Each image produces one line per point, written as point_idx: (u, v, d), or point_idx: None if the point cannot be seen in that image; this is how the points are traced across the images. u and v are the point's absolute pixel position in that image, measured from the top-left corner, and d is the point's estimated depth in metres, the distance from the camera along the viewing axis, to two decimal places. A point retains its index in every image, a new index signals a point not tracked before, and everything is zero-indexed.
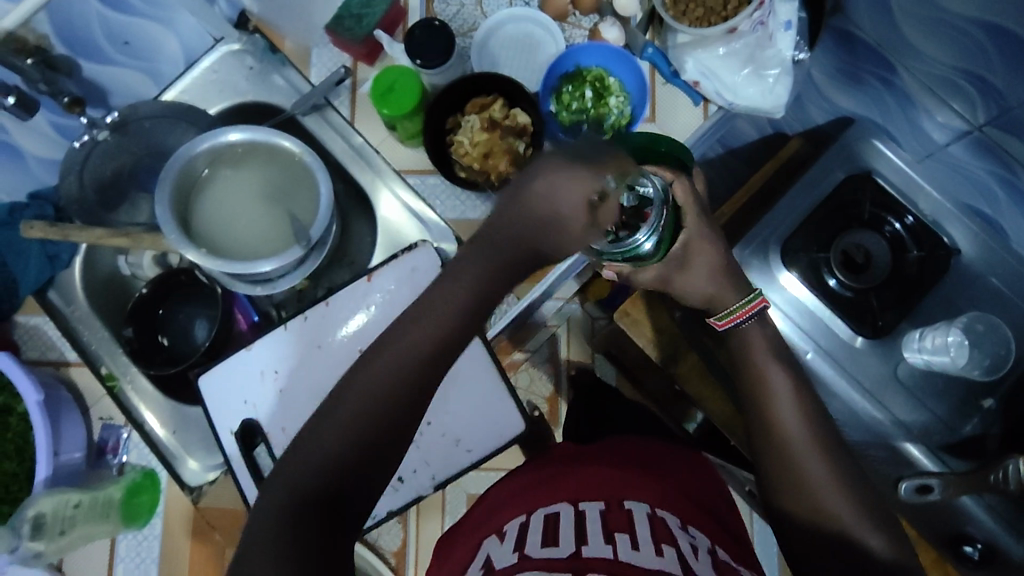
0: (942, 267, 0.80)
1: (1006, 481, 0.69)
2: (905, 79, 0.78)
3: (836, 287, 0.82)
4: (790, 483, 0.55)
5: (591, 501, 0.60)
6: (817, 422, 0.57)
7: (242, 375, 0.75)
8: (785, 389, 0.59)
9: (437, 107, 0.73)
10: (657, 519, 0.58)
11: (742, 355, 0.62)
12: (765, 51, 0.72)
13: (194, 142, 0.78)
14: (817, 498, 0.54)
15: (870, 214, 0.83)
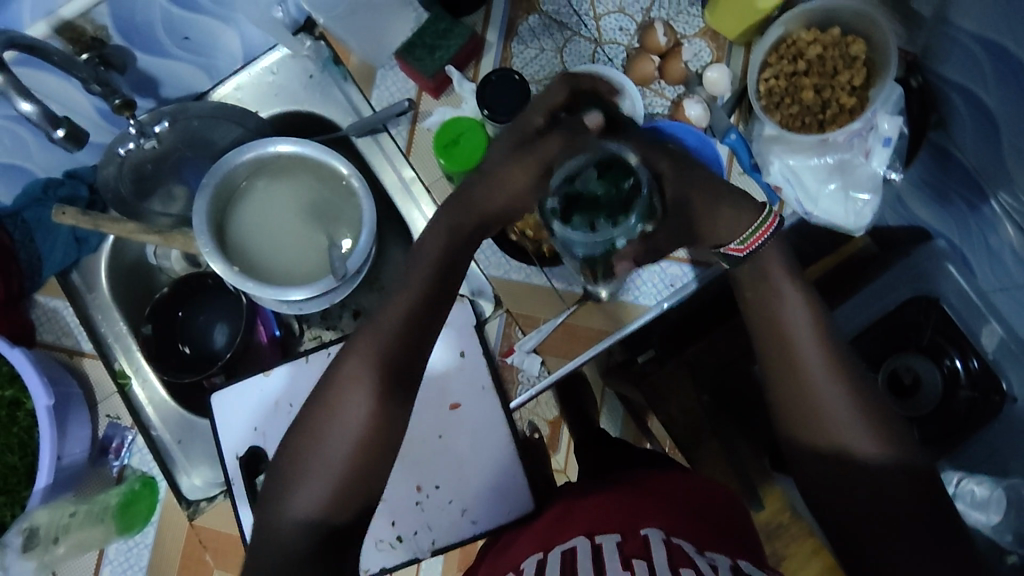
0: (991, 413, 0.76)
1: None
2: (996, 210, 0.71)
3: None
4: (801, 410, 0.52)
5: (606, 534, 0.57)
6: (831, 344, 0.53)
7: (256, 400, 0.74)
8: (801, 312, 0.53)
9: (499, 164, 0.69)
10: (674, 546, 0.53)
11: (757, 278, 0.55)
12: (854, 165, 0.67)
13: (240, 150, 0.75)
14: (823, 423, 0.51)
15: (930, 341, 0.79)
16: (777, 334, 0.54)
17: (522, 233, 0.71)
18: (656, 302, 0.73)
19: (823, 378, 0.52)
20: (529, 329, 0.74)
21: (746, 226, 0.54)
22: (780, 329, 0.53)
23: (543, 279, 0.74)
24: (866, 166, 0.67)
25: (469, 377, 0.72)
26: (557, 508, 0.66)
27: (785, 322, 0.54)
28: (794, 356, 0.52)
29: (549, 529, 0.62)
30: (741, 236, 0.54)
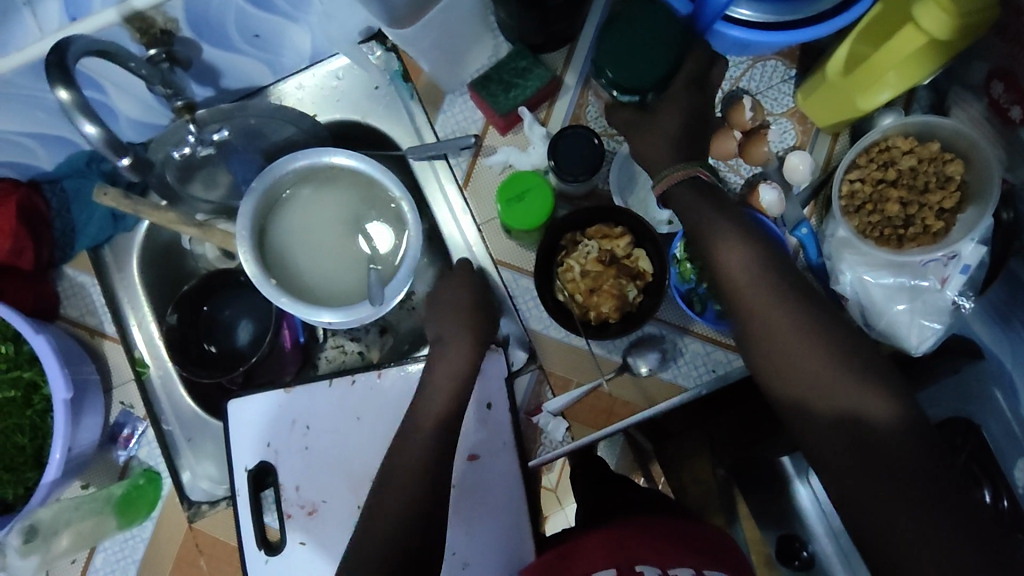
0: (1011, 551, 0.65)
1: None
2: None
3: None
4: (781, 366, 0.54)
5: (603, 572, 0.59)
6: (782, 282, 0.56)
7: (272, 415, 0.72)
8: (745, 257, 0.57)
9: (563, 224, 0.69)
10: None
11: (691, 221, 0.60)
12: (926, 290, 0.64)
13: (295, 156, 0.72)
14: (809, 376, 0.53)
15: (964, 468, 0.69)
16: (742, 280, 0.57)
17: (571, 295, 0.69)
18: (695, 388, 0.70)
19: (801, 324, 0.54)
20: (558, 392, 0.72)
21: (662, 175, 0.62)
22: (739, 270, 0.57)
23: (582, 343, 0.71)
24: (943, 291, 0.64)
25: (496, 425, 0.71)
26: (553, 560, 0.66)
27: (741, 252, 0.57)
28: (759, 314, 0.56)
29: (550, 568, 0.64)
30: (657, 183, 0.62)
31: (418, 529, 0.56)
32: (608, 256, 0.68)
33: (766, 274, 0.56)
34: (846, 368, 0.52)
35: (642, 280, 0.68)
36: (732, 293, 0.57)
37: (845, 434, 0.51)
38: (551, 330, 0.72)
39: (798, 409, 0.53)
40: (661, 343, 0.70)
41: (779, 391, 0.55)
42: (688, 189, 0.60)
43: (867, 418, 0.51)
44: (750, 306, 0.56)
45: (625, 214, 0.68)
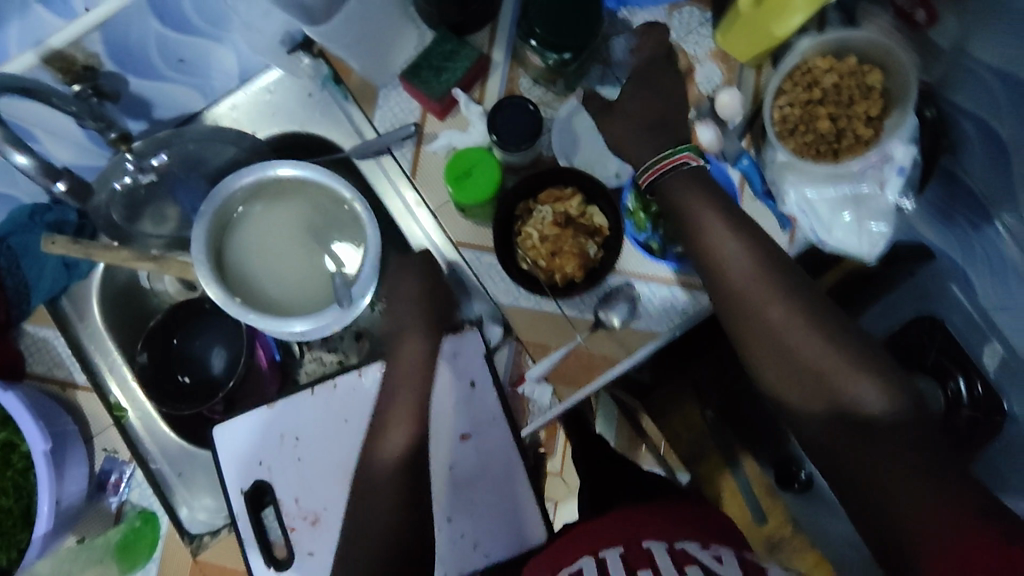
0: (992, 432, 0.70)
1: None
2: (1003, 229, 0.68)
3: None
4: (778, 361, 0.54)
5: (609, 548, 0.58)
6: (782, 273, 0.56)
7: (259, 432, 0.71)
8: (738, 254, 0.58)
9: (514, 194, 0.70)
10: (678, 552, 0.55)
11: (682, 213, 0.60)
12: (869, 197, 0.68)
13: (240, 173, 0.72)
14: (806, 368, 0.53)
15: (932, 361, 0.74)
16: (733, 276, 0.57)
17: (534, 262, 0.70)
18: (670, 330, 0.71)
19: (800, 319, 0.54)
20: (537, 358, 0.73)
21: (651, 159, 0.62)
22: (732, 266, 0.57)
23: (553, 306, 0.72)
24: (880, 192, 0.68)
25: (484, 402, 0.71)
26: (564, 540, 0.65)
27: (736, 251, 0.58)
28: (757, 312, 0.55)
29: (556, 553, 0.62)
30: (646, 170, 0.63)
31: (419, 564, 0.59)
32: (563, 217, 0.70)
33: (759, 274, 0.56)
34: (845, 363, 0.52)
35: (600, 236, 0.70)
36: (727, 289, 0.57)
37: (839, 424, 0.51)
38: (521, 301, 0.73)
39: (796, 400, 0.54)
40: (627, 294, 0.71)
41: (777, 388, 0.55)
42: (681, 180, 0.61)
43: (862, 407, 0.51)
44: (749, 305, 0.56)
45: (572, 174, 0.70)
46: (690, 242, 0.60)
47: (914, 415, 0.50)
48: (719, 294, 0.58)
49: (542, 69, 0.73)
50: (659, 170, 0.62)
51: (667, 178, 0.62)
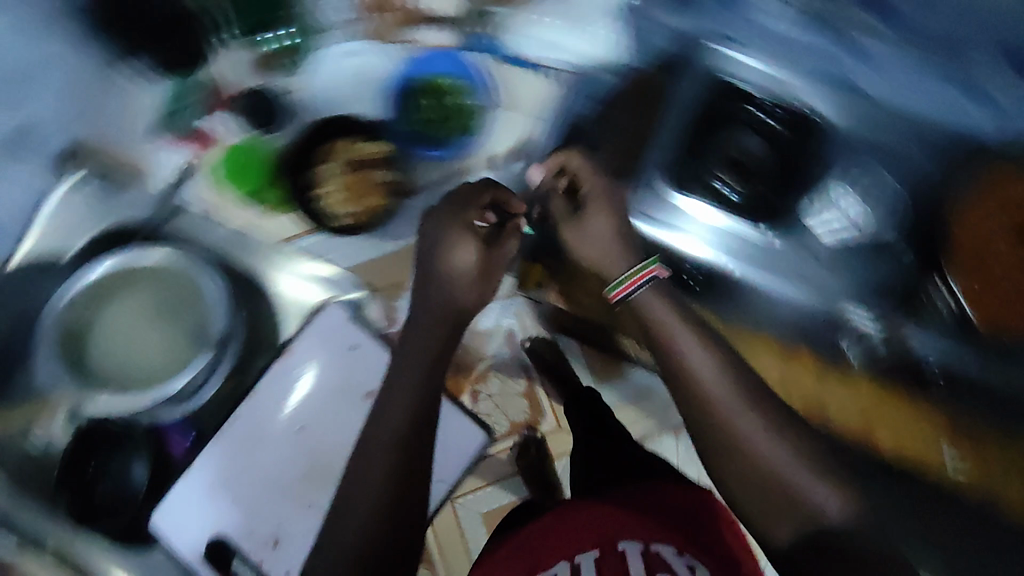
0: (812, 141, 0.78)
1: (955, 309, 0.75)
2: None
3: (723, 189, 0.80)
4: (742, 464, 0.59)
5: (585, 551, 0.58)
6: (743, 386, 0.62)
7: (191, 498, 0.70)
8: (707, 364, 0.63)
9: (292, 163, 0.72)
10: (651, 556, 0.57)
11: (641, 318, 0.68)
12: (587, 5, 0.78)
13: (64, 290, 0.72)
14: (765, 471, 0.58)
15: (742, 112, 0.78)
16: (717, 395, 0.61)
17: (343, 212, 0.72)
18: None
19: (753, 415, 0.60)
20: None
21: (621, 272, 0.68)
22: (709, 378, 0.62)
23: None
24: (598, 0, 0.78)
25: (374, 357, 0.72)
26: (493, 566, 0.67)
27: (708, 363, 0.63)
28: (716, 408, 0.61)
29: (531, 548, 0.63)
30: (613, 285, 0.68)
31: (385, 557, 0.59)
32: (347, 161, 0.72)
33: (679, 323, 0.66)
34: (803, 466, 0.58)
35: (389, 160, 0.74)
36: (682, 374, 0.63)
37: (807, 547, 0.56)
38: (358, 249, 0.77)
39: (770, 527, 0.58)
40: (442, 193, 0.77)
41: (722, 470, 0.61)
42: (651, 299, 0.67)
43: (826, 518, 0.56)
44: (716, 418, 0.61)
45: (345, 125, 0.76)
46: (642, 311, 0.67)
47: (863, 524, 0.56)
48: (665, 361, 0.65)
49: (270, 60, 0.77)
50: (631, 287, 0.67)
51: (641, 292, 0.68)
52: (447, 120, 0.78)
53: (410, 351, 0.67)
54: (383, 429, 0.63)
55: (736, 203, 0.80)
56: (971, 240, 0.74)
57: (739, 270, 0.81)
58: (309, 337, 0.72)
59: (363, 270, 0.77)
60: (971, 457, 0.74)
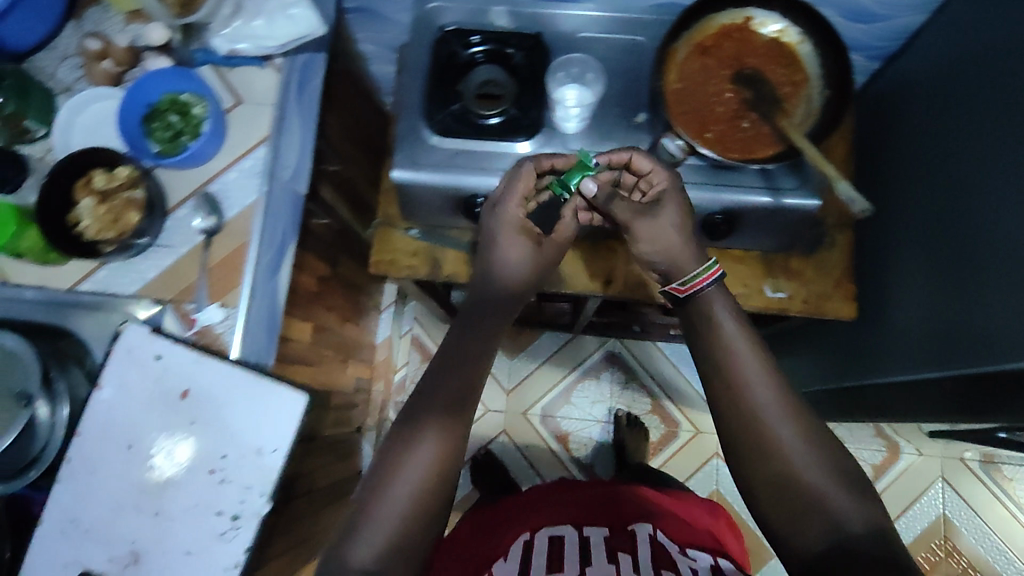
0: (541, 50, 0.92)
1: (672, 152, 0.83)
2: None
3: (496, 120, 0.91)
4: (772, 468, 0.65)
5: (593, 527, 0.87)
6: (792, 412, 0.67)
7: (50, 543, 0.73)
8: (763, 400, 0.68)
9: (44, 208, 0.74)
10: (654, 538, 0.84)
11: (731, 415, 0.69)
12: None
13: None
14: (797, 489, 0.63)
15: (466, 57, 0.93)
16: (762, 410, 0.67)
17: (111, 239, 0.77)
18: (259, 192, 0.81)
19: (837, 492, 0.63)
20: (193, 296, 0.79)
21: (693, 272, 0.77)
22: (762, 404, 0.67)
23: (172, 255, 0.80)
24: None
25: (178, 361, 0.75)
26: (482, 527, 1.00)
27: (765, 394, 0.68)
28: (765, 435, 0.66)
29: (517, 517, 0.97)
30: (682, 279, 0.77)
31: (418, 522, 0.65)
32: (99, 194, 0.76)
33: (753, 361, 0.70)
34: (839, 486, 0.63)
35: (137, 179, 0.77)
36: (736, 400, 0.69)
37: (833, 548, 0.59)
38: (147, 273, 0.80)
39: (794, 531, 0.62)
40: (207, 195, 0.80)
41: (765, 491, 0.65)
42: (718, 295, 0.76)
43: (848, 530, 0.60)
44: (758, 423, 0.67)
45: (93, 160, 0.78)
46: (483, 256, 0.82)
47: (853, 521, 0.60)
48: (728, 401, 0.69)
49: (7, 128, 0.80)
50: (701, 282, 0.76)
51: (709, 287, 0.76)
52: (196, 131, 0.82)
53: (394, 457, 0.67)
54: (438, 395, 0.70)
55: (496, 124, 0.91)
56: (675, 86, 0.85)
57: None
58: (115, 364, 0.75)
59: (156, 289, 0.80)
60: (798, 289, 0.94)
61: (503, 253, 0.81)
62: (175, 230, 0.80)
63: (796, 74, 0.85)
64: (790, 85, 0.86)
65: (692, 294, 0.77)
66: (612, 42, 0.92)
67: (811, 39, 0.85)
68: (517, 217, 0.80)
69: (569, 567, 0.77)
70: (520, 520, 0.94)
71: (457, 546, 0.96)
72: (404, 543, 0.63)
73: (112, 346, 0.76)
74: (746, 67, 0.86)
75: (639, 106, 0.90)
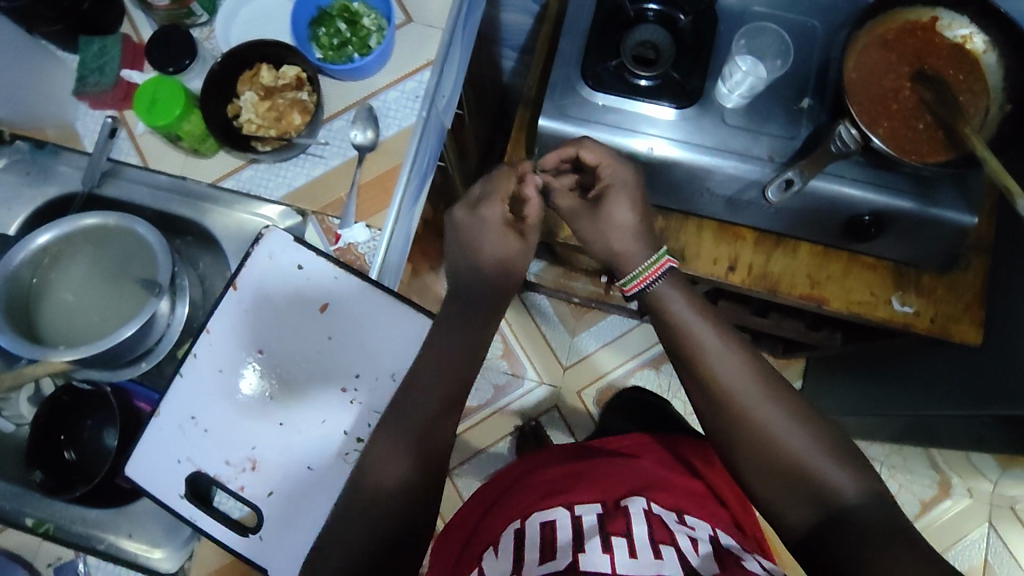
0: (713, 20, 0.88)
1: (846, 144, 0.77)
2: None
3: (647, 84, 0.87)
4: (763, 449, 0.62)
5: (587, 505, 0.69)
6: (768, 388, 0.65)
7: (165, 437, 0.71)
8: (743, 382, 0.65)
9: (209, 97, 0.72)
10: (653, 515, 0.67)
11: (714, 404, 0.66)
12: None
13: (6, 256, 0.73)
14: (789, 466, 0.61)
15: (634, 10, 0.88)
16: (738, 391, 0.65)
17: (270, 138, 0.74)
18: (417, 116, 0.78)
19: (832, 464, 0.61)
20: (339, 213, 0.77)
21: (643, 266, 0.73)
22: (735, 385, 0.65)
23: (322, 165, 0.77)
24: None
25: (319, 275, 0.74)
26: (468, 512, 0.82)
27: (736, 372, 0.66)
28: (748, 417, 0.64)
29: (511, 487, 0.81)
30: (627, 278, 0.74)
31: (415, 487, 0.64)
32: (264, 90, 0.74)
33: (721, 346, 0.67)
34: (825, 456, 0.61)
35: (305, 83, 0.75)
36: (716, 395, 0.65)
37: (827, 524, 0.59)
38: (294, 182, 0.78)
39: (787, 511, 0.61)
40: (367, 111, 0.77)
41: (755, 478, 0.63)
42: (669, 289, 0.71)
43: (842, 499, 0.59)
44: (734, 410, 0.64)
45: (261, 54, 0.75)
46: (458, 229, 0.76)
47: (836, 506, 0.59)
48: (700, 382, 0.67)
49: (171, 7, 0.76)
50: (646, 281, 0.72)
51: (657, 285, 0.72)
52: (364, 41, 0.78)
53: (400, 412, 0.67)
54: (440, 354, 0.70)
55: (645, 87, 0.87)
56: (855, 75, 0.82)
57: (662, 149, 0.87)
58: (254, 269, 0.73)
59: (302, 199, 0.77)
60: (926, 306, 0.90)
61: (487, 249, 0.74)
62: (329, 140, 0.78)
63: (977, 84, 0.83)
64: (969, 93, 0.82)
65: (639, 294, 0.74)
66: (788, 23, 0.88)
67: (998, 50, 0.83)
68: (502, 216, 0.73)
69: (561, 555, 0.61)
70: (507, 499, 0.77)
71: (444, 541, 0.80)
72: (404, 495, 0.64)
73: (252, 248, 0.74)
74: (926, 67, 0.83)
75: (803, 92, 0.86)
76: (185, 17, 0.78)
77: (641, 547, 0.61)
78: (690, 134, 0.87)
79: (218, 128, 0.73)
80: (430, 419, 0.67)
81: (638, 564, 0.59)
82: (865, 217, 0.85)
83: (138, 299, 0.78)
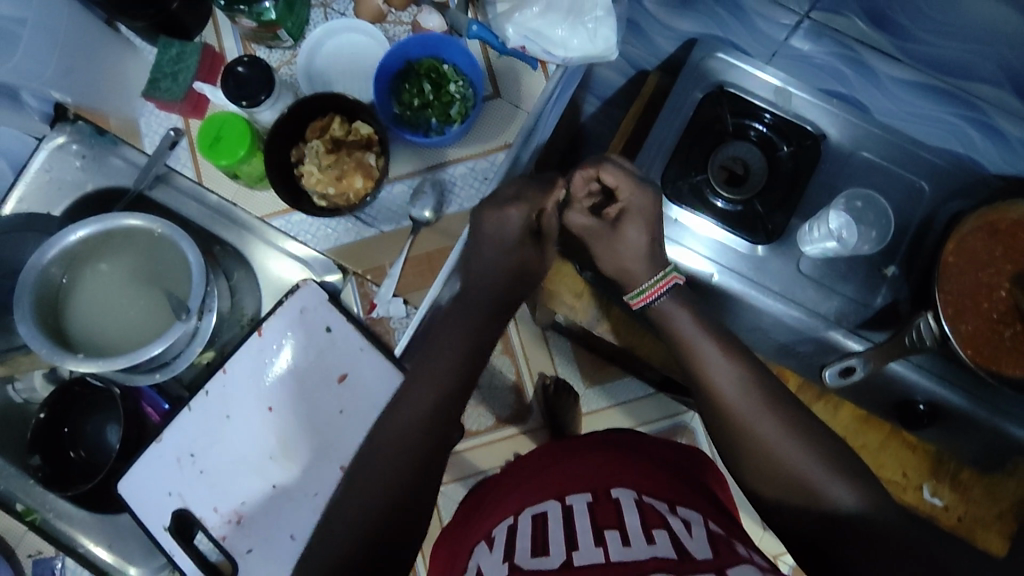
0: (815, 156, 0.82)
1: (922, 339, 0.73)
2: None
3: (724, 206, 0.81)
4: (761, 459, 0.58)
5: (578, 495, 0.67)
6: (781, 410, 0.60)
7: (157, 468, 0.71)
8: (755, 398, 0.61)
9: (275, 142, 0.69)
10: (645, 504, 0.64)
11: (729, 432, 0.61)
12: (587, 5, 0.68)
13: (42, 249, 0.72)
14: (800, 480, 0.55)
15: (733, 124, 0.83)
16: (741, 406, 0.60)
17: (328, 194, 0.72)
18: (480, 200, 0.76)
19: (841, 478, 0.54)
20: (379, 280, 0.77)
21: (648, 279, 0.69)
22: (741, 399, 0.61)
23: (372, 229, 0.77)
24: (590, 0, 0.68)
25: (345, 342, 0.72)
26: (466, 504, 0.79)
27: (748, 386, 0.61)
28: (754, 432, 0.59)
29: (519, 470, 0.78)
30: (632, 291, 0.70)
31: (439, 420, 0.60)
32: (332, 143, 0.71)
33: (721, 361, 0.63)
34: (823, 466, 0.55)
35: (375, 144, 0.72)
36: (720, 410, 0.61)
37: (827, 531, 0.53)
38: (336, 239, 0.77)
39: (790, 520, 0.56)
40: (430, 184, 0.75)
41: (762, 488, 0.57)
42: (675, 308, 0.68)
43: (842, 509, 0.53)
44: (738, 424, 0.60)
45: (335, 103, 0.71)
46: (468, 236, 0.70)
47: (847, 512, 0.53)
48: (717, 411, 0.62)
49: (258, 29, 0.73)
50: (652, 296, 0.69)
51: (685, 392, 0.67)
52: (446, 108, 0.74)
53: (437, 345, 0.65)
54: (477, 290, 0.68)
55: (720, 209, 0.81)
56: (954, 259, 0.75)
57: (725, 279, 0.82)
58: (285, 318, 0.72)
59: (345, 258, 0.78)
60: (957, 503, 0.82)
61: (487, 247, 0.69)
62: (386, 203, 0.77)
63: None
64: None
65: (643, 309, 0.71)
66: (892, 181, 0.82)
67: None
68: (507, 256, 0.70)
69: (555, 552, 0.58)
70: (494, 498, 0.75)
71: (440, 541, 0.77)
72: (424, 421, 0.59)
73: (285, 298, 0.72)
74: None
75: (891, 258, 0.81)
76: (271, 39, 0.75)
77: (634, 535, 0.58)
78: (761, 271, 0.82)
79: (278, 174, 0.70)
80: (459, 351, 0.64)
81: (632, 552, 0.56)
82: (920, 403, 0.81)
83: (164, 313, 0.77)
